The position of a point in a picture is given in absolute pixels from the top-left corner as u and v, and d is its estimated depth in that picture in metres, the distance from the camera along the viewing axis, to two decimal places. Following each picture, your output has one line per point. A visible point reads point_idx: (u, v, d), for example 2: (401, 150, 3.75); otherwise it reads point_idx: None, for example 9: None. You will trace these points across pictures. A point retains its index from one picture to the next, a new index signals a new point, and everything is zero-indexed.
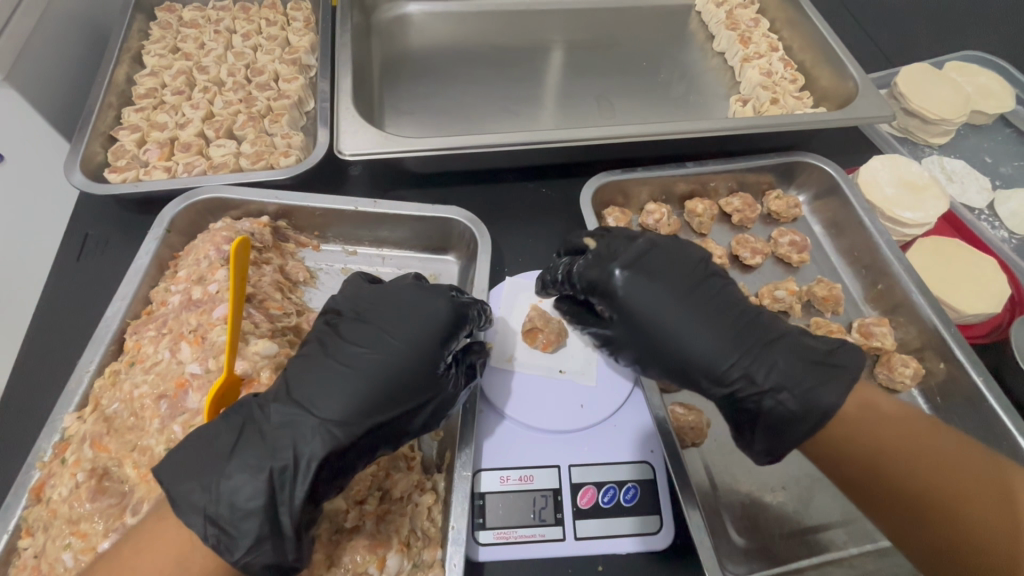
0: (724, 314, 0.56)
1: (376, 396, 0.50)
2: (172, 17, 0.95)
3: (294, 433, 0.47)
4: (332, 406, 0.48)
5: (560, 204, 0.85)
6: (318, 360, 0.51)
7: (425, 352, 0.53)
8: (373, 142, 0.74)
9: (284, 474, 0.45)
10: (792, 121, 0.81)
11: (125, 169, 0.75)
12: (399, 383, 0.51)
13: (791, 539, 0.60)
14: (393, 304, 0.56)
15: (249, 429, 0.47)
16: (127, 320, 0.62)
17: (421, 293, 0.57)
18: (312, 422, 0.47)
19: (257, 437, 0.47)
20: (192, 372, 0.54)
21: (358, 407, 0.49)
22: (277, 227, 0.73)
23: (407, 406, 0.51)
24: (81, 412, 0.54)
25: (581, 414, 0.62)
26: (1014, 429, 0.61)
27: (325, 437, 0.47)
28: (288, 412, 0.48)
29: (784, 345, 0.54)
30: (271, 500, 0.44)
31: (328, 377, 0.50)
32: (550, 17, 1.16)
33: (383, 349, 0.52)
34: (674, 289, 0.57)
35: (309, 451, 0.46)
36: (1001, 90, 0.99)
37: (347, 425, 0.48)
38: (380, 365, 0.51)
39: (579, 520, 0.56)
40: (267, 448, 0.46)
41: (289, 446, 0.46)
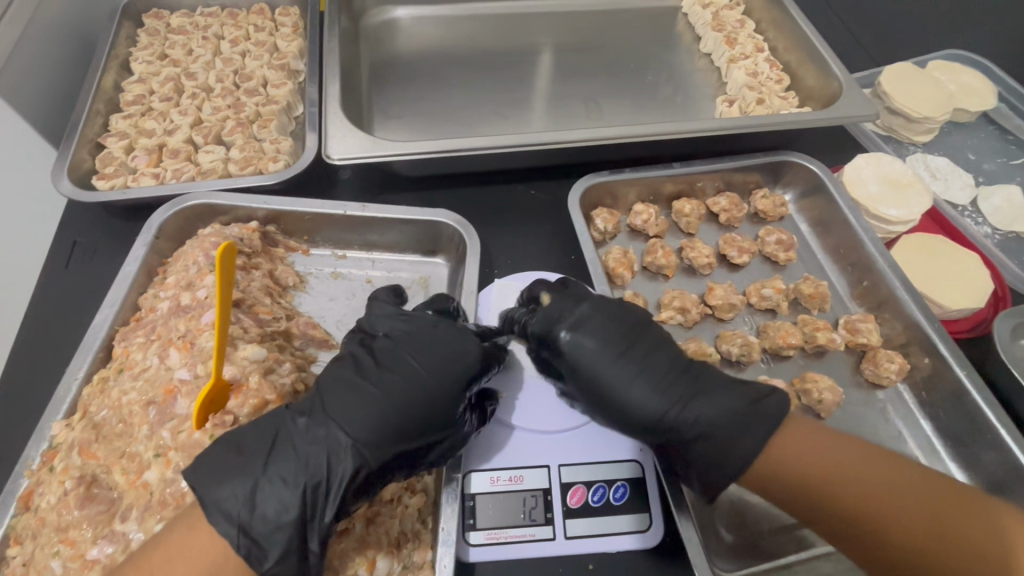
0: (660, 370, 0.56)
1: (407, 420, 0.50)
2: (159, 24, 0.95)
3: (327, 450, 0.47)
4: (363, 428, 0.48)
5: (549, 205, 0.85)
6: (351, 379, 0.51)
7: (457, 382, 0.53)
8: (361, 146, 0.74)
9: (317, 492, 0.46)
10: (778, 121, 0.82)
11: (114, 176, 0.75)
12: (428, 412, 0.51)
13: (780, 535, 0.60)
14: (430, 329, 0.56)
15: (281, 439, 0.47)
16: (116, 327, 0.62)
17: (455, 322, 0.57)
18: (343, 442, 0.47)
19: (290, 449, 0.47)
20: (180, 378, 0.53)
21: (386, 432, 0.49)
22: (266, 233, 0.74)
23: (430, 437, 0.51)
24: (69, 420, 0.54)
25: (569, 415, 0.62)
26: (998, 422, 0.62)
27: (359, 457, 0.47)
28: (323, 428, 0.48)
29: (719, 394, 0.54)
30: (302, 514, 0.45)
31: (360, 397, 0.50)
32: (538, 21, 1.16)
33: (417, 374, 0.52)
34: (611, 347, 0.57)
35: (343, 469, 0.47)
36: (983, 88, 1.00)
37: (375, 450, 0.48)
38: (411, 392, 0.51)
39: (568, 519, 0.56)
40: (301, 462, 0.46)
41: (321, 463, 0.46)
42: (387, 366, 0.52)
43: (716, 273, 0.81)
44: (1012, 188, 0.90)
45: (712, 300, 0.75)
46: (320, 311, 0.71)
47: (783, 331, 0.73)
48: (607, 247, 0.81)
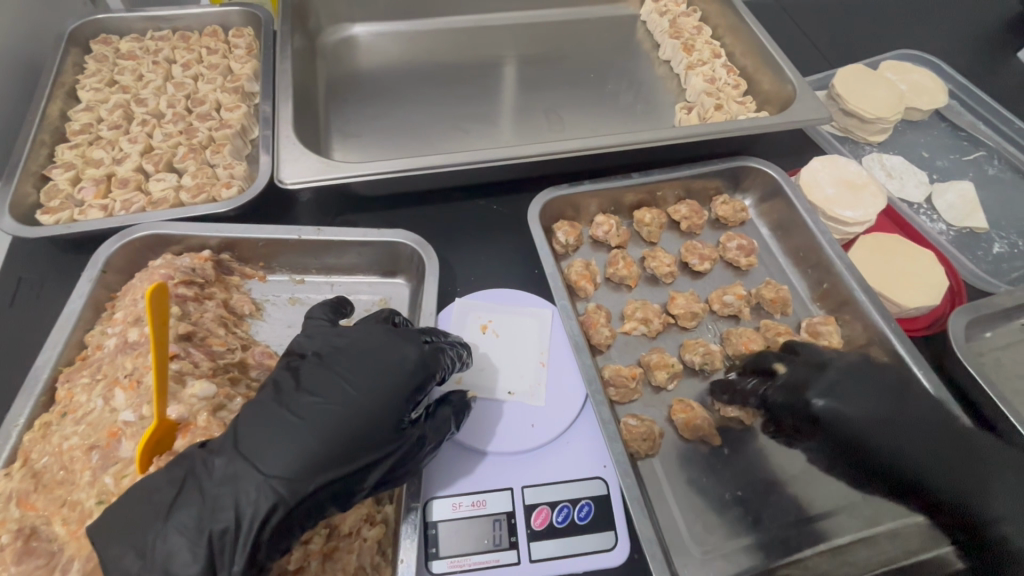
0: (929, 425, 0.58)
1: (328, 451, 0.47)
2: (108, 49, 0.93)
3: (237, 487, 0.45)
4: (279, 462, 0.46)
5: (510, 220, 0.85)
6: (271, 407, 0.49)
7: (388, 401, 0.51)
8: (315, 169, 0.73)
9: (224, 537, 0.43)
10: (734, 127, 0.82)
11: (59, 209, 0.73)
12: (355, 435, 0.49)
13: (746, 543, 0.60)
14: (360, 348, 0.54)
15: (190, 484, 0.45)
16: (60, 367, 0.60)
17: (391, 337, 0.56)
18: (257, 477, 0.45)
19: (197, 495, 0.44)
20: (125, 420, 0.52)
21: (304, 464, 0.46)
22: (219, 261, 0.72)
23: (358, 464, 0.49)
24: (9, 469, 0.52)
25: (532, 434, 0.61)
26: (955, 419, 0.63)
27: (270, 494, 0.45)
28: (232, 466, 0.45)
29: (913, 437, 0.58)
30: (209, 566, 0.43)
31: (278, 428, 0.47)
32: (499, 33, 1.16)
33: (340, 400, 0.50)
34: (868, 405, 0.61)
35: (252, 509, 0.44)
36: (933, 86, 1.02)
37: (294, 486, 0.45)
38: (336, 415, 0.49)
39: (533, 542, 0.56)
40: (207, 508, 0.44)
41: (232, 504, 0.44)
42: (313, 389, 0.50)
43: (679, 281, 0.82)
44: (964, 184, 0.92)
45: (675, 309, 0.75)
46: (278, 339, 0.70)
47: (745, 338, 0.73)
48: (570, 259, 0.81)
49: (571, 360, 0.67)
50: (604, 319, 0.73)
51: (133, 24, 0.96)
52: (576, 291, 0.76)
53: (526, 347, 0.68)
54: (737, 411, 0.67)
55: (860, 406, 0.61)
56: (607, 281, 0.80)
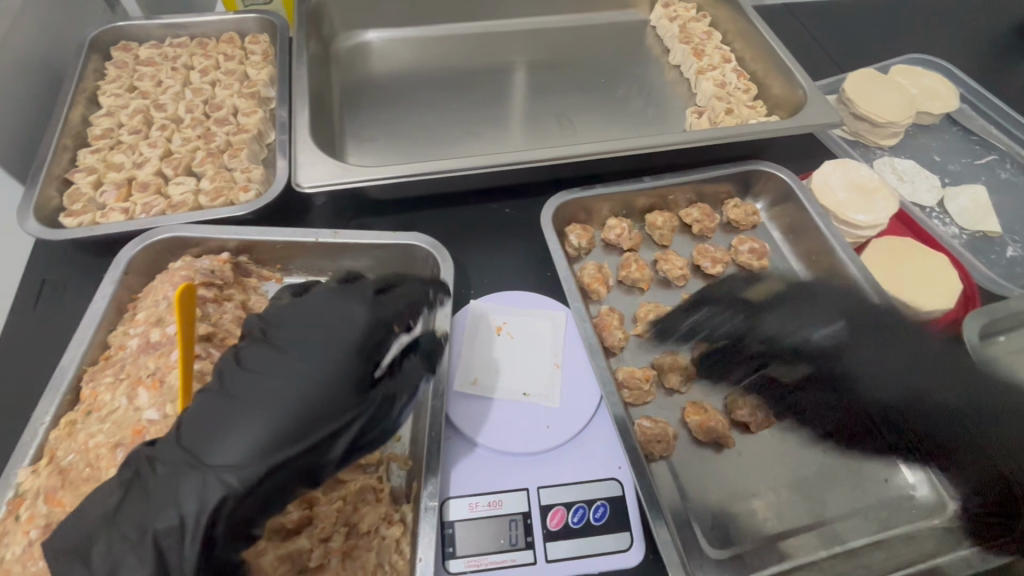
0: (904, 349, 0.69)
1: (280, 428, 0.45)
2: (127, 56, 0.95)
3: (178, 485, 0.43)
4: (226, 448, 0.44)
5: (523, 223, 0.86)
6: (216, 394, 0.47)
7: (340, 366, 0.49)
8: (333, 173, 0.74)
9: (171, 536, 0.42)
10: (747, 132, 0.83)
11: (82, 213, 0.74)
12: (309, 405, 0.47)
13: (762, 546, 0.60)
14: (308, 318, 0.53)
15: (134, 486, 0.44)
16: (84, 366, 0.61)
17: (340, 299, 0.54)
18: (201, 471, 0.43)
19: (140, 497, 0.43)
20: (149, 419, 0.53)
21: (253, 448, 0.44)
22: (238, 263, 0.73)
23: (318, 434, 0.47)
24: (35, 466, 0.53)
25: (547, 435, 0.62)
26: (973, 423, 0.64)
27: (217, 486, 0.43)
28: (174, 459, 0.44)
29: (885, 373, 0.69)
30: (158, 567, 0.41)
31: (224, 412, 0.46)
32: (509, 39, 1.18)
33: (287, 375, 0.48)
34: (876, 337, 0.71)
35: (197, 505, 0.42)
36: (945, 91, 1.02)
37: (244, 471, 0.43)
38: (284, 389, 0.47)
39: (549, 542, 0.56)
40: (149, 510, 0.42)
41: (174, 504, 0.42)
42: (258, 367, 0.48)
43: (691, 284, 0.82)
44: (976, 188, 0.92)
45: (688, 312, 0.76)
46: None
47: (758, 340, 0.74)
48: (582, 262, 0.82)
49: (584, 362, 0.68)
50: (618, 322, 0.73)
51: (152, 31, 0.98)
52: (589, 294, 0.77)
53: (541, 349, 0.69)
54: (747, 415, 0.67)
55: (892, 361, 0.70)
56: (620, 284, 0.81)
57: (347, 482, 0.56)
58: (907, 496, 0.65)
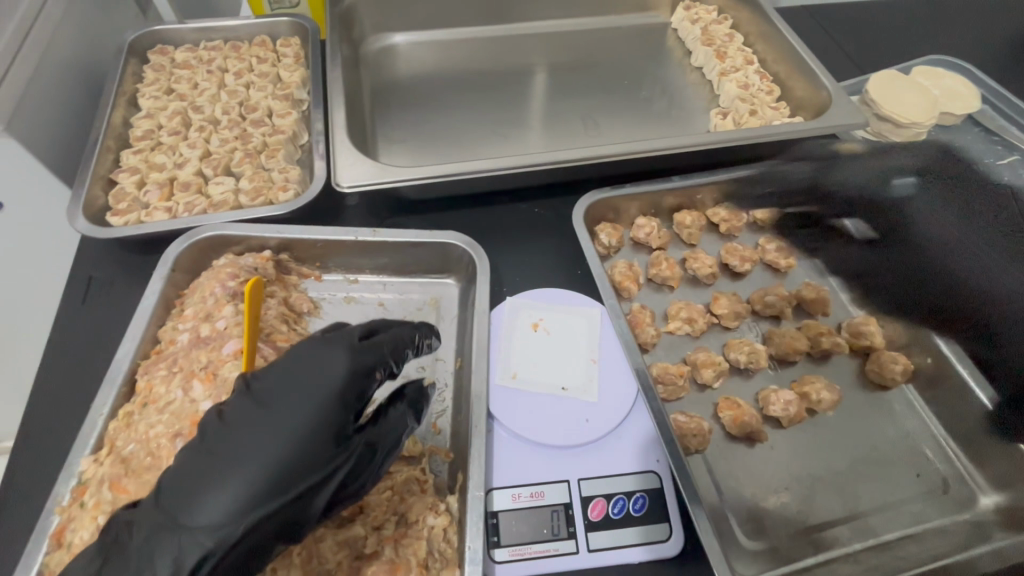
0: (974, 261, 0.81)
1: (255, 489, 0.44)
2: (164, 59, 0.97)
3: (155, 551, 0.43)
4: (201, 510, 0.43)
5: (553, 222, 0.87)
6: (191, 450, 0.46)
7: (312, 424, 0.47)
8: (371, 173, 0.76)
9: None
10: (774, 133, 0.84)
11: (127, 212, 0.76)
12: (281, 464, 0.45)
13: (797, 538, 0.61)
14: (280, 367, 0.50)
15: (112, 551, 0.44)
16: (137, 360, 0.63)
17: (314, 346, 0.51)
18: (177, 535, 0.43)
19: (119, 561, 0.43)
20: (206, 410, 0.55)
21: (225, 510, 0.43)
22: (279, 261, 0.75)
23: (293, 492, 0.46)
24: (96, 455, 0.55)
25: (586, 429, 0.63)
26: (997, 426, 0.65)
27: (194, 550, 0.43)
28: (153, 523, 0.44)
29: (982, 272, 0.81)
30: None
31: (199, 473, 0.45)
32: (532, 41, 1.20)
33: (261, 431, 0.46)
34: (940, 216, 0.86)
35: (170, 573, 0.42)
36: (967, 92, 1.03)
37: (218, 533, 0.43)
38: (255, 448, 0.45)
39: (590, 533, 0.57)
40: (127, 575, 0.43)
41: (149, 570, 0.42)
42: (228, 426, 0.47)
43: (719, 282, 0.83)
44: (1000, 188, 0.93)
45: (718, 310, 0.77)
46: None
47: (789, 337, 0.74)
48: (612, 260, 0.84)
49: (620, 357, 0.69)
50: (650, 319, 0.75)
51: (187, 35, 1.01)
52: (620, 292, 0.78)
53: (576, 345, 0.70)
54: (781, 410, 0.68)
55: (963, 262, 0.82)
56: (649, 282, 0.82)
57: (393, 474, 0.59)
58: (939, 491, 0.66)
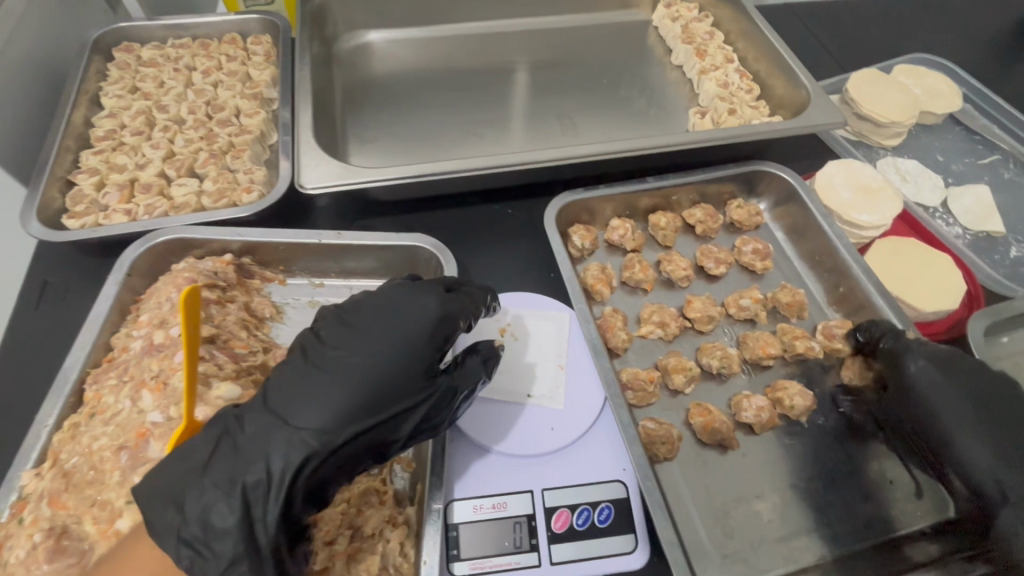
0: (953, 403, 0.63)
1: (362, 401, 0.48)
2: (130, 57, 0.94)
3: (267, 443, 0.45)
4: (311, 414, 0.46)
5: (526, 224, 0.85)
6: (299, 367, 0.50)
7: (414, 352, 0.52)
8: (336, 174, 0.74)
9: (257, 488, 0.44)
10: (752, 132, 0.82)
11: (84, 215, 0.74)
12: (384, 384, 0.50)
13: (766, 548, 0.60)
14: (380, 303, 0.55)
15: (224, 441, 0.46)
16: (88, 368, 0.61)
17: (411, 289, 0.56)
18: (288, 431, 0.46)
19: (231, 450, 0.45)
20: (153, 421, 0.53)
21: (335, 416, 0.47)
22: (240, 264, 0.73)
23: (390, 411, 0.50)
24: (39, 469, 0.53)
25: (550, 438, 0.62)
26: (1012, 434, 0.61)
27: (301, 446, 0.45)
28: (263, 422, 0.46)
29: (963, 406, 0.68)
30: (246, 516, 0.43)
31: (311, 383, 0.48)
32: (512, 39, 1.18)
33: (367, 352, 0.50)
34: (956, 387, 0.63)
35: (284, 462, 0.44)
36: (948, 91, 1.02)
37: (326, 435, 0.46)
38: (362, 367, 0.49)
39: (553, 545, 0.56)
40: (238, 463, 0.44)
41: (262, 459, 0.44)
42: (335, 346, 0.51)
43: (694, 285, 0.82)
44: (980, 188, 0.91)
45: (691, 313, 0.75)
46: None
47: (762, 341, 0.73)
48: (585, 263, 0.82)
49: (588, 363, 0.68)
50: (621, 323, 0.73)
51: (154, 32, 0.98)
52: (592, 295, 0.77)
53: (544, 350, 0.68)
54: (753, 417, 0.67)
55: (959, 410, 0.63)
56: (623, 285, 0.80)
57: (350, 485, 0.56)
58: (914, 497, 0.65)
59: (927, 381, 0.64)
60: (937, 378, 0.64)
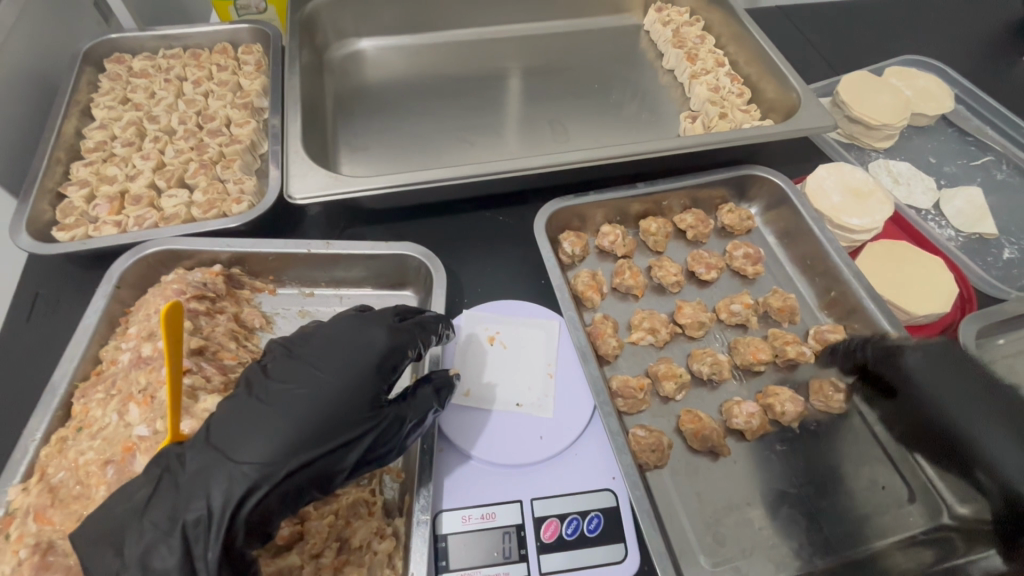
0: (963, 381, 0.62)
1: (304, 434, 0.49)
2: (121, 68, 0.95)
3: (207, 480, 0.46)
4: (251, 449, 0.47)
5: (518, 231, 0.85)
6: (244, 402, 0.51)
7: (358, 385, 0.53)
8: (324, 184, 0.73)
9: (197, 528, 0.45)
10: (743, 136, 0.82)
11: (74, 226, 0.74)
12: (328, 416, 0.50)
13: (757, 556, 0.60)
14: (328, 337, 0.56)
15: (166, 481, 0.47)
16: (76, 382, 0.61)
17: (360, 323, 0.58)
18: (227, 467, 0.46)
19: (172, 489, 0.46)
20: (139, 435, 0.53)
21: (275, 450, 0.47)
22: (230, 275, 0.73)
23: (334, 442, 0.50)
24: (25, 483, 0.53)
25: (540, 447, 0.62)
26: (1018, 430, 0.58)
27: (241, 481, 0.46)
28: (204, 457, 0.47)
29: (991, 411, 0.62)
30: (185, 556, 0.44)
31: (254, 417, 0.49)
32: (503, 46, 1.18)
33: (309, 385, 0.52)
34: (957, 376, 0.63)
35: (223, 497, 0.45)
36: (940, 92, 1.02)
37: (266, 470, 0.47)
38: (305, 401, 0.50)
39: (543, 555, 0.56)
40: (181, 500, 0.45)
41: (203, 495, 0.45)
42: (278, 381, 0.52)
43: (686, 291, 0.82)
44: (973, 190, 0.91)
45: (682, 319, 0.75)
46: None
47: (753, 347, 0.73)
48: (576, 270, 0.82)
49: (577, 371, 0.68)
50: (611, 330, 0.73)
51: (145, 42, 0.98)
52: (583, 302, 0.77)
53: (534, 358, 0.68)
54: (744, 423, 0.66)
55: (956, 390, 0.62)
56: (614, 291, 0.80)
57: (339, 496, 0.56)
58: (905, 502, 0.64)
59: (930, 375, 0.64)
60: (934, 368, 0.64)
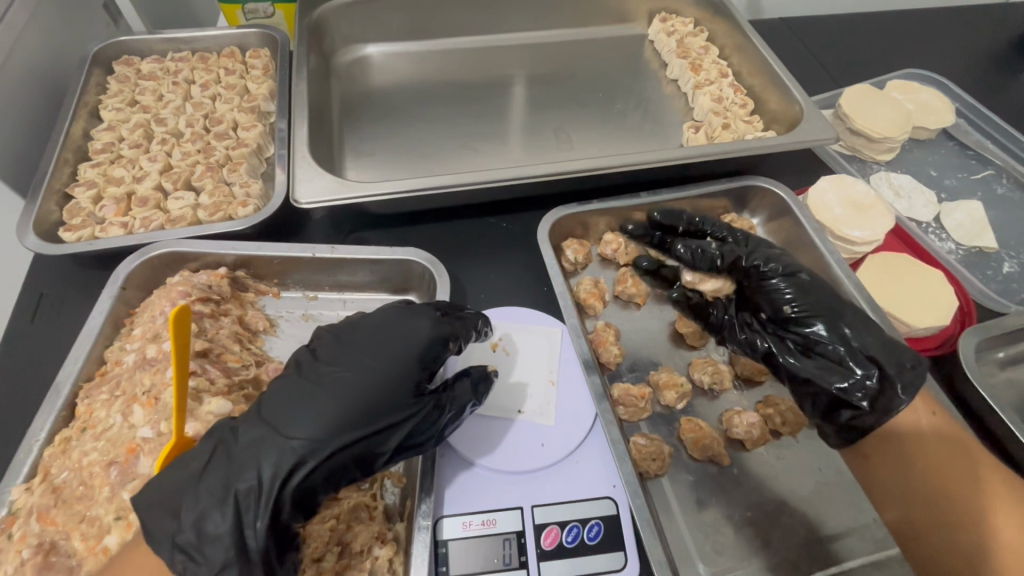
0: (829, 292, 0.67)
1: (352, 414, 0.50)
2: (129, 70, 0.96)
3: (261, 452, 0.47)
4: (301, 426, 0.48)
5: (520, 238, 0.86)
6: (294, 380, 0.52)
7: (402, 371, 0.54)
8: (330, 189, 0.74)
9: (248, 498, 0.46)
10: (748, 147, 0.83)
11: (81, 227, 0.75)
12: (374, 400, 0.51)
13: (755, 565, 0.60)
14: (375, 324, 0.57)
15: (220, 450, 0.48)
16: (80, 382, 0.61)
17: (406, 312, 0.59)
18: (279, 440, 0.48)
19: (225, 460, 0.47)
20: (144, 437, 0.54)
21: (325, 428, 0.49)
22: (235, 277, 0.73)
23: (377, 426, 0.51)
24: (29, 483, 0.53)
25: (541, 454, 0.62)
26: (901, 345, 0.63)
27: (291, 455, 0.47)
28: (258, 431, 0.48)
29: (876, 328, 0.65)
30: (237, 523, 0.45)
31: (305, 395, 0.51)
32: (508, 53, 1.19)
33: (359, 367, 0.53)
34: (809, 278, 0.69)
35: (273, 470, 0.46)
36: (941, 106, 1.03)
37: (315, 446, 0.48)
38: (352, 382, 0.52)
39: (542, 563, 0.56)
40: (232, 471, 0.46)
41: (255, 467, 0.46)
42: (328, 362, 0.54)
43: None
44: (973, 203, 0.92)
45: (683, 328, 0.76)
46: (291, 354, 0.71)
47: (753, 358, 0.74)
48: (579, 277, 0.82)
49: (579, 378, 0.68)
50: (613, 337, 0.73)
51: (154, 45, 0.99)
52: (585, 309, 0.77)
53: (537, 365, 0.69)
54: (744, 433, 0.67)
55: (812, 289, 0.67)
56: (615, 299, 0.81)
57: (340, 500, 0.56)
58: None
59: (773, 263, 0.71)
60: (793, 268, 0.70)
